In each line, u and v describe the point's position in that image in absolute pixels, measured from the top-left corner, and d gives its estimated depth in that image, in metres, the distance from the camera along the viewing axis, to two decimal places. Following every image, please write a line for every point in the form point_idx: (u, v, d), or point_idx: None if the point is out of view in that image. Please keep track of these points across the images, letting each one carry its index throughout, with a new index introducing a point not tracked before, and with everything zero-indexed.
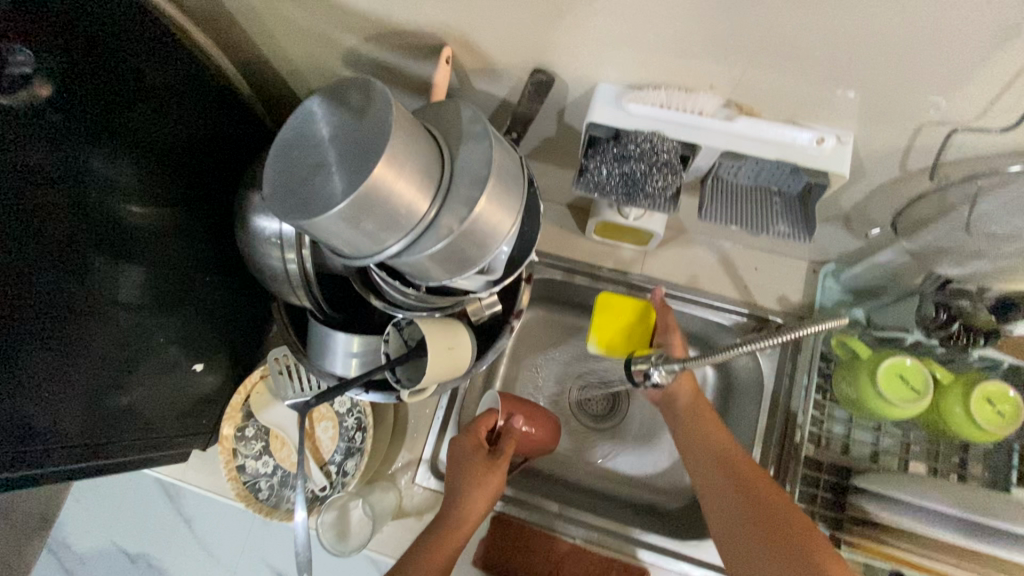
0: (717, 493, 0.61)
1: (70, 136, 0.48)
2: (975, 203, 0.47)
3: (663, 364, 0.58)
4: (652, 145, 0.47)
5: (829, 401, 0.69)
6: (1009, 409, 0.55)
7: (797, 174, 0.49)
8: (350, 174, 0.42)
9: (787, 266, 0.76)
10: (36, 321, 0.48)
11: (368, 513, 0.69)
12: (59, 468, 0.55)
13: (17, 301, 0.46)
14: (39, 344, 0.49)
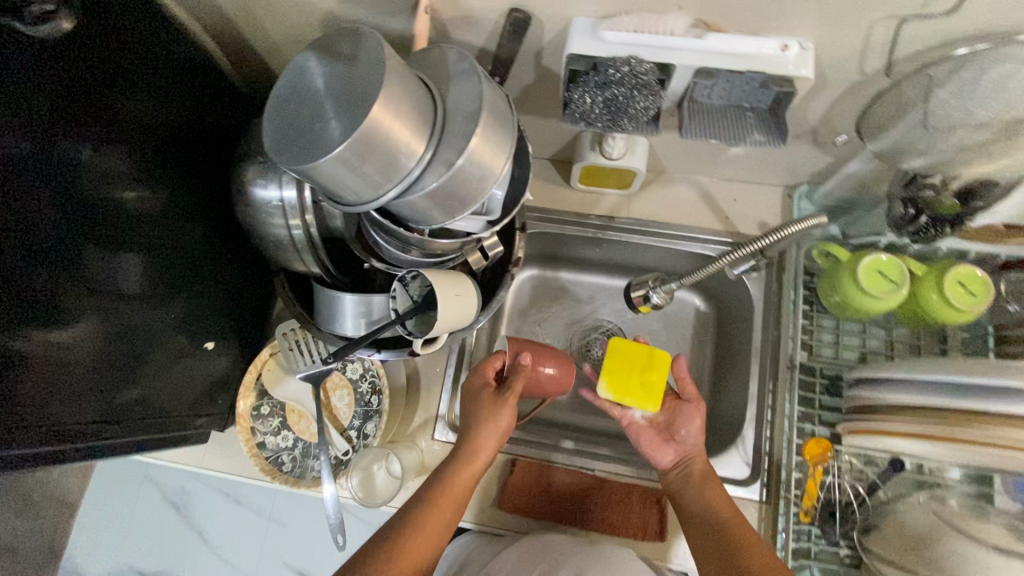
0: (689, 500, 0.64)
1: (60, 124, 0.47)
2: (928, 96, 0.52)
3: (660, 286, 0.65)
4: (631, 68, 0.51)
5: (816, 312, 0.74)
6: (978, 289, 0.60)
7: (766, 87, 0.53)
8: (349, 118, 0.43)
9: (763, 193, 0.81)
10: (41, 317, 0.48)
11: (393, 472, 0.72)
12: (80, 459, 0.54)
13: (22, 299, 0.46)
14: (46, 340, 0.48)
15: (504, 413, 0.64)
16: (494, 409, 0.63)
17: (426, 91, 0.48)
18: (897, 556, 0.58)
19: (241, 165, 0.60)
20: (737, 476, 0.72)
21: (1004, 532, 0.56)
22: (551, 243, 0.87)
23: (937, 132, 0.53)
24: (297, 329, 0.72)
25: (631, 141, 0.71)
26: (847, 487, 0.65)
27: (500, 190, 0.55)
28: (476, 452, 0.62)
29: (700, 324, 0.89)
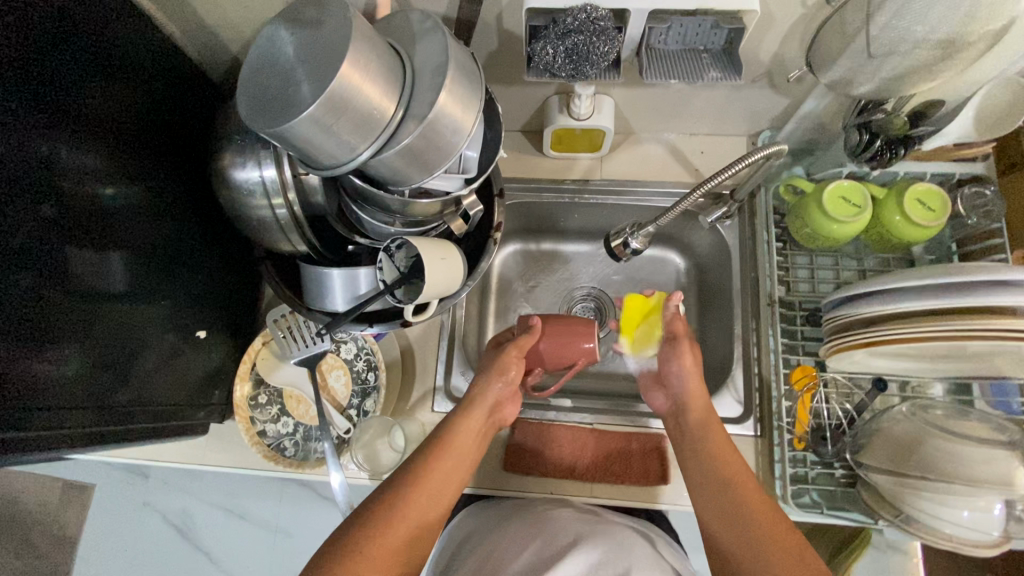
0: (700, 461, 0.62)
1: (37, 120, 0.47)
2: (869, 22, 0.54)
3: (638, 231, 0.68)
4: (588, 15, 0.53)
5: (790, 249, 0.77)
6: (936, 205, 0.64)
7: (717, 25, 0.56)
8: (321, 79, 0.44)
9: (729, 143, 0.84)
10: (29, 316, 0.48)
11: (397, 446, 0.73)
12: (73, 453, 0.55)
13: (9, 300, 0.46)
14: (34, 340, 0.49)
15: (514, 366, 0.68)
16: (504, 364, 0.68)
17: (394, 52, 0.49)
18: (890, 465, 0.60)
19: (217, 151, 0.60)
20: (731, 414, 0.74)
21: (986, 426, 0.60)
22: (531, 213, 0.89)
23: (881, 58, 0.56)
24: (288, 315, 0.73)
25: (597, 101, 0.73)
26: (835, 408, 0.69)
27: (474, 149, 0.58)
28: (479, 404, 0.67)
29: (682, 278, 0.92)
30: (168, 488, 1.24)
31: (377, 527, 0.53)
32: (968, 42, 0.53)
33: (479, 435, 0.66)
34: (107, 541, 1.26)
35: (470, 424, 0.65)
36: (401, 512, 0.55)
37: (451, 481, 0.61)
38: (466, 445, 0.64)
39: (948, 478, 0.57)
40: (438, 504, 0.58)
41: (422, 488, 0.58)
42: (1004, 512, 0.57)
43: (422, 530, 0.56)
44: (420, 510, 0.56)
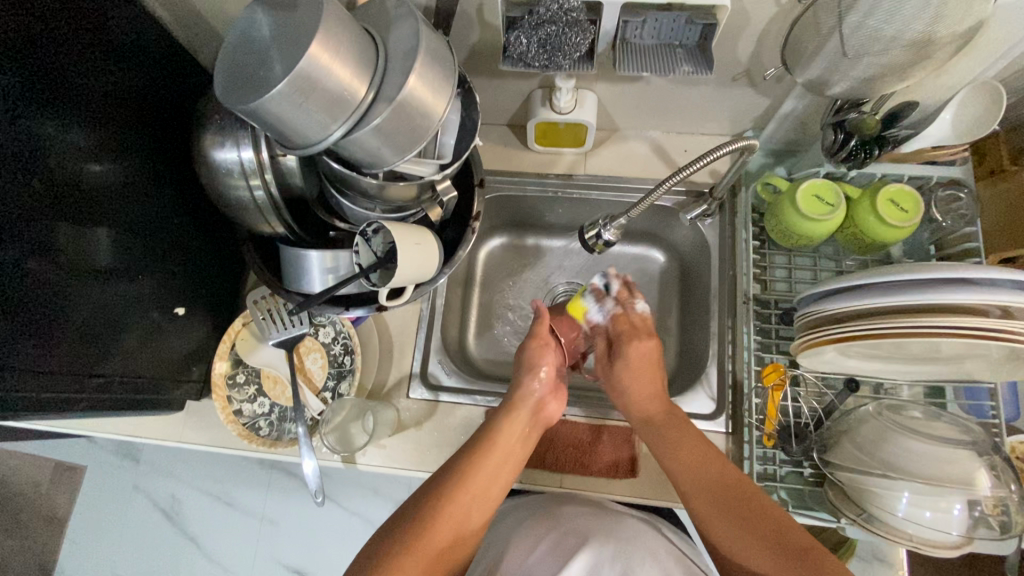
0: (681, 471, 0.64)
1: (23, 96, 0.49)
2: (842, 21, 0.55)
3: (612, 223, 0.69)
4: (561, 6, 0.54)
5: (768, 249, 0.78)
6: (910, 205, 0.64)
7: (691, 21, 0.57)
8: (291, 58, 0.46)
9: (711, 142, 0.85)
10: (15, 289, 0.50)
11: (368, 429, 0.73)
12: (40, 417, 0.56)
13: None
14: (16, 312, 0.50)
15: (543, 358, 0.72)
16: (536, 359, 0.72)
17: (367, 36, 0.51)
18: (854, 463, 0.60)
19: (198, 130, 0.61)
20: (705, 411, 0.73)
21: (953, 428, 0.60)
22: (516, 206, 0.90)
23: (854, 58, 0.56)
24: (268, 297, 0.75)
25: (579, 95, 0.75)
26: (803, 407, 0.68)
27: (449, 135, 0.60)
28: (522, 403, 0.68)
29: (665, 276, 0.92)
30: (156, 471, 1.26)
31: (417, 532, 0.54)
32: (938, 43, 0.53)
33: (522, 437, 0.65)
34: (90, 523, 1.27)
35: (512, 424, 0.65)
36: (443, 515, 0.55)
37: (492, 490, 0.59)
38: (509, 449, 0.63)
39: (910, 477, 0.58)
40: (481, 507, 0.58)
41: (462, 491, 0.58)
42: (964, 513, 0.56)
43: (462, 534, 0.56)
44: (463, 513, 0.56)
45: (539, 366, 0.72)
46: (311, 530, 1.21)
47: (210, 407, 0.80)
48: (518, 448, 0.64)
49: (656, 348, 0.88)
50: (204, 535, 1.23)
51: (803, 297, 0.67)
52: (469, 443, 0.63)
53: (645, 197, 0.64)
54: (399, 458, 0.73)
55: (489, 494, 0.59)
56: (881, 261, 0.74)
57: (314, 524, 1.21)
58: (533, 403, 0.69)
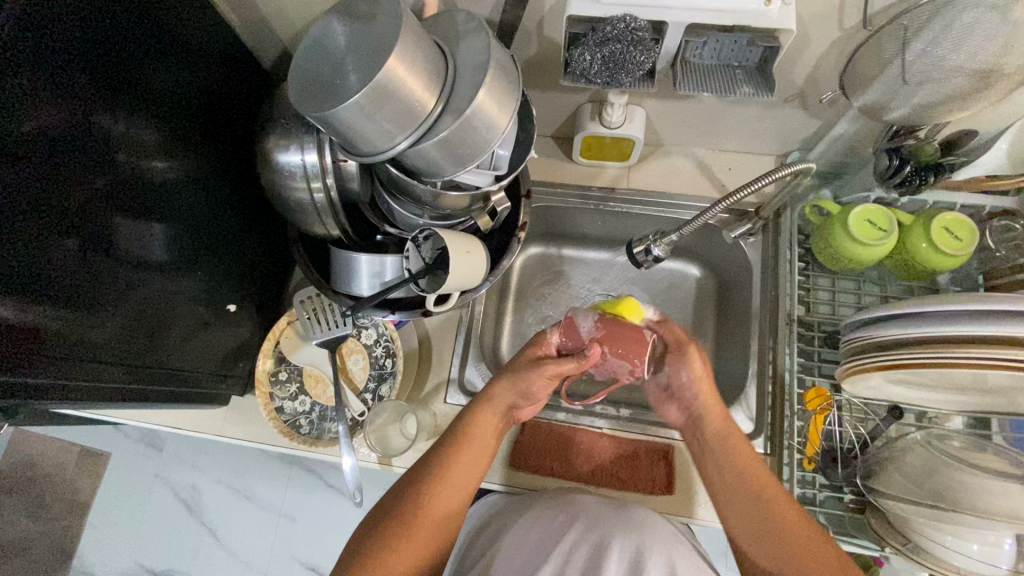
0: (716, 465, 0.63)
1: (97, 94, 0.50)
2: (906, 47, 0.54)
3: (661, 240, 0.69)
4: (627, 25, 0.55)
5: (811, 270, 0.78)
6: (964, 234, 0.65)
7: (753, 44, 0.59)
8: (367, 69, 0.47)
9: (756, 161, 0.85)
10: (71, 276, 0.51)
11: (408, 433, 0.75)
12: (95, 406, 0.57)
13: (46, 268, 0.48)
14: (74, 299, 0.52)
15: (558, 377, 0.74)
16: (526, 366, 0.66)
17: (438, 50, 0.52)
18: (900, 491, 0.60)
19: (262, 132, 0.62)
20: (745, 431, 0.73)
21: (1001, 460, 0.59)
22: (555, 218, 0.91)
23: (915, 85, 0.56)
24: (314, 297, 0.76)
25: (629, 110, 0.75)
26: (848, 432, 0.68)
27: (506, 148, 0.60)
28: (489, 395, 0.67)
29: (701, 294, 0.92)
30: (181, 463, 1.28)
31: (397, 533, 0.57)
32: (1003, 74, 0.53)
33: (493, 429, 0.66)
34: (114, 511, 1.29)
35: (484, 416, 0.66)
36: (421, 514, 0.58)
37: (463, 484, 0.61)
38: (481, 441, 0.64)
39: (958, 508, 0.57)
40: (454, 502, 0.60)
41: (438, 488, 0.60)
42: (1014, 548, 0.57)
43: (441, 528, 0.59)
44: (442, 503, 0.60)
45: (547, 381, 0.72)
46: (330, 530, 1.22)
47: (249, 403, 0.81)
48: (490, 439, 0.66)
49: None
50: (225, 529, 1.24)
51: (852, 320, 0.67)
52: (443, 436, 0.64)
53: (697, 217, 0.65)
54: None
55: (465, 483, 0.62)
56: (928, 288, 0.73)
57: (335, 525, 1.22)
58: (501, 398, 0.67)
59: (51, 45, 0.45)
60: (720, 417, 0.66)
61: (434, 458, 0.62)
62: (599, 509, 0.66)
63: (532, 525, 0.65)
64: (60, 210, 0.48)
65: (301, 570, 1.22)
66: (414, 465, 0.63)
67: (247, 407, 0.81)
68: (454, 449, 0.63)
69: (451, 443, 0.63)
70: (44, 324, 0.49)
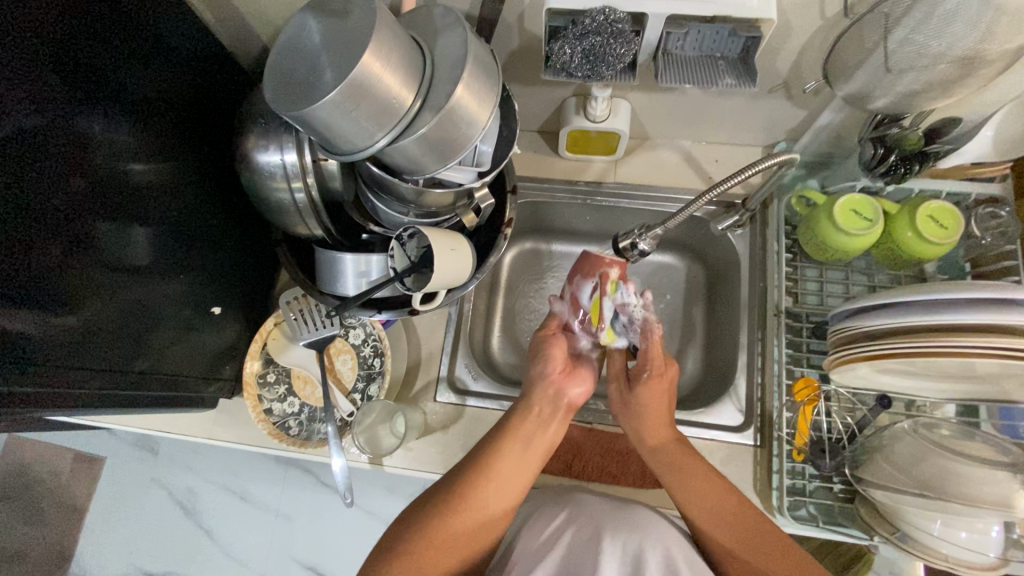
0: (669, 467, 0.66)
1: (69, 96, 0.49)
2: (888, 36, 0.54)
3: (647, 233, 0.69)
4: (607, 18, 0.55)
5: (799, 261, 0.78)
6: (950, 223, 0.65)
7: (735, 35, 0.58)
8: (342, 66, 0.46)
9: (743, 152, 0.85)
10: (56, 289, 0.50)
11: (398, 433, 0.75)
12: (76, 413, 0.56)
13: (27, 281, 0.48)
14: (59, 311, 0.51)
15: (557, 348, 0.73)
16: (546, 346, 0.73)
17: (415, 44, 0.51)
18: (887, 480, 0.60)
19: (241, 133, 0.62)
20: (735, 424, 0.73)
21: (988, 448, 0.59)
22: (543, 213, 0.91)
23: (899, 73, 0.55)
24: (301, 298, 0.75)
25: (614, 103, 0.75)
26: (836, 422, 0.68)
27: (488, 144, 0.59)
28: (539, 391, 0.69)
29: (691, 286, 0.92)
30: (175, 464, 1.27)
31: (434, 522, 0.58)
32: (986, 60, 0.52)
33: (541, 423, 0.67)
34: (110, 515, 1.28)
35: (532, 413, 0.67)
36: (461, 505, 0.59)
37: (512, 481, 0.62)
38: (529, 438, 0.66)
39: (944, 496, 0.57)
40: (499, 496, 0.61)
41: (481, 480, 0.61)
42: (1002, 535, 0.57)
43: (483, 521, 0.60)
44: (479, 505, 0.60)
45: (552, 353, 0.72)
46: (326, 528, 1.22)
47: (238, 406, 0.81)
48: (540, 439, 0.66)
49: (682, 358, 0.88)
50: (221, 530, 1.24)
51: (840, 311, 0.67)
52: (491, 433, 0.66)
53: (682, 209, 0.65)
54: (424, 462, 0.74)
55: (510, 482, 0.62)
56: (917, 276, 0.73)
57: (332, 524, 1.21)
58: (551, 392, 0.70)
59: (20, 45, 0.44)
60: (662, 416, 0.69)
61: (480, 452, 0.64)
62: (594, 512, 0.65)
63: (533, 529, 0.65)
64: (37, 223, 0.48)
65: (299, 569, 1.23)
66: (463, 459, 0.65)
67: (236, 410, 0.80)
68: (501, 440, 0.64)
69: (499, 436, 0.65)
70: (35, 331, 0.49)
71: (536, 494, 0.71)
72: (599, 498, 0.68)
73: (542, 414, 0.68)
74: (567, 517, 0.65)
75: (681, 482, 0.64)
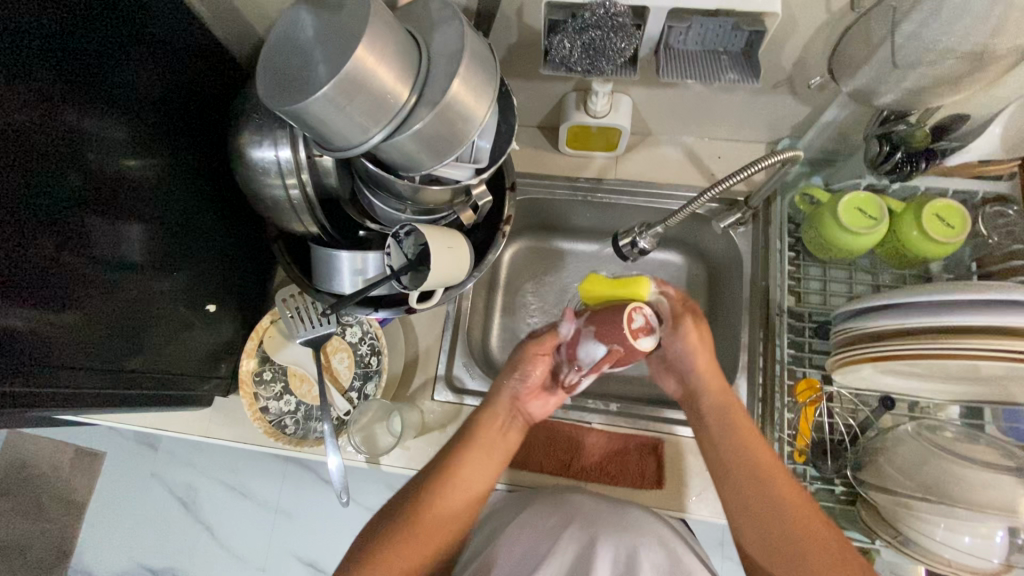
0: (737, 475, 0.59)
1: (59, 90, 0.48)
2: (895, 30, 0.53)
3: (647, 231, 0.68)
4: (607, 11, 0.54)
5: (802, 260, 0.77)
6: (957, 221, 0.63)
7: (738, 29, 0.57)
8: (336, 61, 0.45)
9: (746, 148, 0.84)
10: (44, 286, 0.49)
11: (394, 432, 0.73)
12: (70, 413, 0.55)
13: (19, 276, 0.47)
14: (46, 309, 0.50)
15: (538, 365, 0.67)
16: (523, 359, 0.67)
17: (411, 38, 0.50)
18: (889, 483, 0.59)
19: (235, 129, 0.61)
20: None
21: (993, 451, 0.58)
22: (543, 210, 0.90)
23: (905, 69, 0.54)
24: (297, 296, 0.74)
25: (615, 98, 0.74)
26: (839, 424, 0.67)
27: (486, 139, 0.59)
28: (498, 398, 0.67)
29: (692, 284, 0.91)
30: (175, 460, 1.27)
31: (396, 534, 0.57)
32: (995, 55, 0.51)
33: (502, 429, 0.66)
34: (110, 511, 1.28)
35: (492, 418, 0.66)
36: (423, 516, 0.59)
37: (473, 487, 0.62)
38: (489, 445, 0.64)
39: (947, 500, 0.56)
40: (461, 504, 0.60)
41: (441, 488, 0.60)
42: (1006, 540, 0.56)
43: (445, 529, 0.59)
44: (440, 510, 0.59)
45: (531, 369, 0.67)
46: (325, 524, 1.22)
47: (235, 404, 0.80)
48: (501, 445, 0.65)
49: None
50: (221, 527, 1.24)
51: (843, 310, 0.66)
52: (449, 441, 0.65)
53: (683, 207, 0.64)
54: (421, 461, 0.73)
55: (472, 489, 0.62)
56: (922, 275, 0.72)
57: (331, 521, 1.21)
58: (512, 401, 0.68)
59: (10, 38, 0.43)
60: (719, 392, 0.64)
61: (441, 460, 0.63)
62: (593, 511, 0.65)
63: (526, 525, 0.64)
64: (28, 222, 0.47)
65: (297, 565, 1.22)
66: (425, 467, 0.64)
67: (234, 408, 0.80)
68: (461, 447, 0.63)
69: (459, 443, 0.64)
70: (25, 328, 0.48)
71: (534, 494, 0.70)
72: (597, 499, 0.68)
73: (503, 422, 0.67)
74: (565, 516, 0.64)
75: (755, 488, 0.58)
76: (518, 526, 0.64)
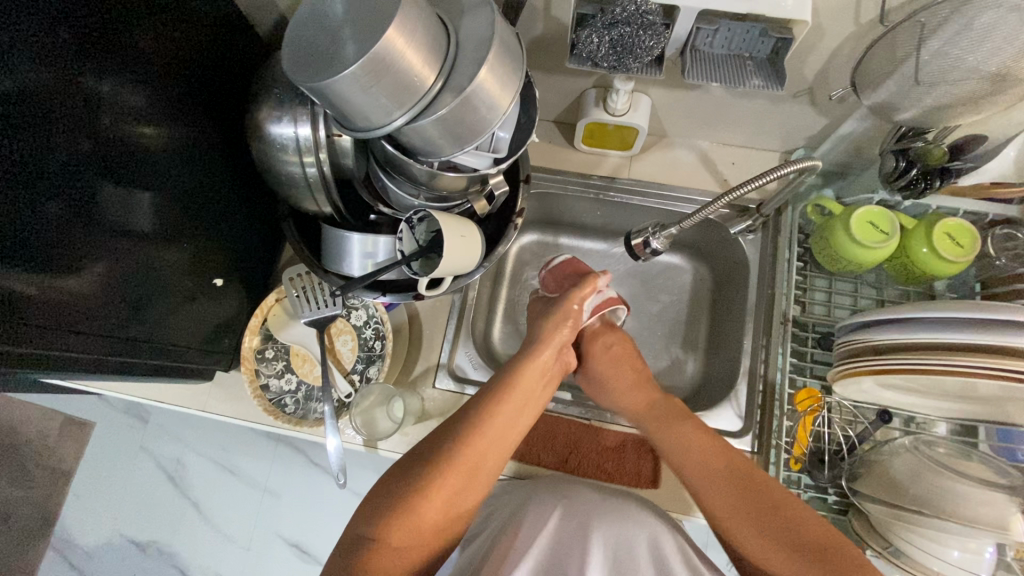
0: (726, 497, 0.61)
1: (77, 56, 0.47)
2: (921, 46, 0.53)
3: (661, 232, 0.69)
4: (637, 8, 0.54)
5: (810, 271, 0.77)
6: (966, 242, 0.64)
7: (766, 36, 0.58)
8: (364, 39, 0.45)
9: (760, 156, 0.85)
10: (59, 234, 0.49)
11: (394, 417, 0.74)
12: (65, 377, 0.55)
13: (34, 225, 0.46)
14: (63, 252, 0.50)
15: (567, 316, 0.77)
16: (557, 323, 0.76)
17: (441, 22, 0.50)
18: (884, 494, 0.60)
19: (254, 103, 0.60)
20: (734, 428, 0.73)
21: (987, 469, 0.59)
22: (554, 205, 0.90)
23: (928, 86, 0.55)
24: (304, 275, 0.74)
25: (634, 98, 0.74)
26: (837, 433, 0.67)
27: (506, 130, 0.59)
28: (544, 349, 0.72)
29: (697, 288, 0.92)
30: (164, 435, 1.26)
31: (434, 474, 0.57)
32: (1018, 78, 0.51)
33: (541, 380, 0.69)
34: (96, 481, 1.28)
35: (534, 368, 0.69)
36: (466, 452, 0.60)
37: (509, 432, 0.64)
38: (527, 393, 0.67)
39: (941, 514, 0.57)
40: (497, 453, 0.62)
41: (482, 434, 0.62)
42: (995, 556, 0.57)
43: (481, 470, 0.60)
44: (484, 449, 0.61)
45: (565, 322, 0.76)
46: (311, 507, 1.21)
47: (238, 381, 0.80)
48: (538, 391, 0.69)
49: (682, 361, 0.87)
50: (207, 503, 1.23)
51: (850, 323, 0.66)
52: (492, 386, 0.67)
53: (698, 211, 0.64)
54: None
55: (509, 432, 0.64)
56: (926, 292, 0.73)
57: (318, 504, 1.20)
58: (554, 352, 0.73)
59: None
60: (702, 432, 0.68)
61: (481, 406, 0.64)
62: (598, 505, 0.67)
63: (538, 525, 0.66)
64: (40, 181, 0.46)
65: (283, 546, 1.21)
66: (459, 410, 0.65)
67: (235, 384, 0.80)
68: (501, 397, 0.65)
69: (497, 394, 0.66)
70: (31, 287, 0.48)
71: (532, 485, 0.71)
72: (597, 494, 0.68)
73: (543, 371, 0.70)
74: (564, 510, 0.66)
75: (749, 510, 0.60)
76: (531, 522, 0.66)
